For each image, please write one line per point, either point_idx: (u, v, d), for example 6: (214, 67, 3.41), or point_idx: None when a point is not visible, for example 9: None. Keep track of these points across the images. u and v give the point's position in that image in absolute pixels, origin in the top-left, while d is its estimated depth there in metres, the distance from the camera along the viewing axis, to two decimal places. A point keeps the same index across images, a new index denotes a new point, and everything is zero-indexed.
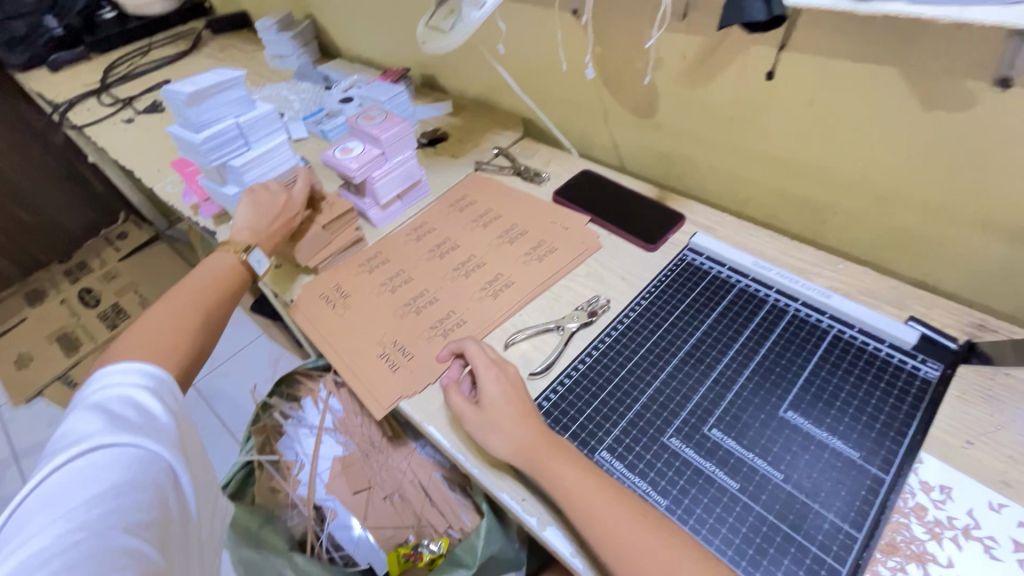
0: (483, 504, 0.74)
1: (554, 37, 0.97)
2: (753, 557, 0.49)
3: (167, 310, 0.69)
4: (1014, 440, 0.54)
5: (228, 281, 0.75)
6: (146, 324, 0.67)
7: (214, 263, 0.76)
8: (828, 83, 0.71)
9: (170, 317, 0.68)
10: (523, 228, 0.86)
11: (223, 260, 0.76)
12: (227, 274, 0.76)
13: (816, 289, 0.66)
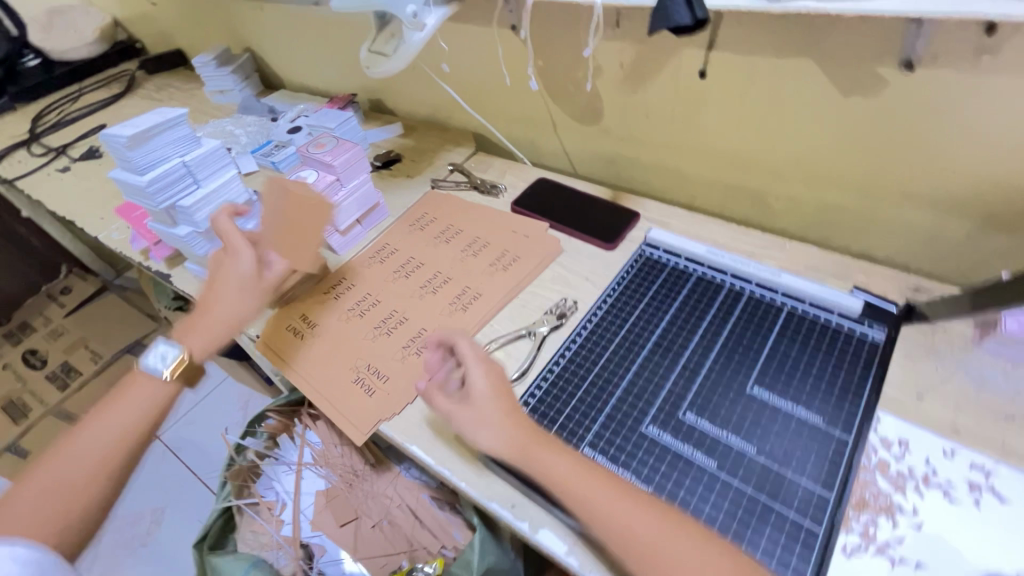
0: (475, 516, 0.74)
1: (496, 53, 1.00)
2: (737, 530, 0.51)
3: (93, 438, 0.61)
4: (955, 389, 0.60)
5: (156, 407, 0.65)
6: (62, 460, 0.59)
7: (138, 388, 0.66)
8: (756, 77, 0.76)
9: (88, 456, 0.59)
10: (486, 240, 0.87)
11: (142, 383, 0.66)
12: (158, 404, 0.65)
13: (767, 269, 0.70)
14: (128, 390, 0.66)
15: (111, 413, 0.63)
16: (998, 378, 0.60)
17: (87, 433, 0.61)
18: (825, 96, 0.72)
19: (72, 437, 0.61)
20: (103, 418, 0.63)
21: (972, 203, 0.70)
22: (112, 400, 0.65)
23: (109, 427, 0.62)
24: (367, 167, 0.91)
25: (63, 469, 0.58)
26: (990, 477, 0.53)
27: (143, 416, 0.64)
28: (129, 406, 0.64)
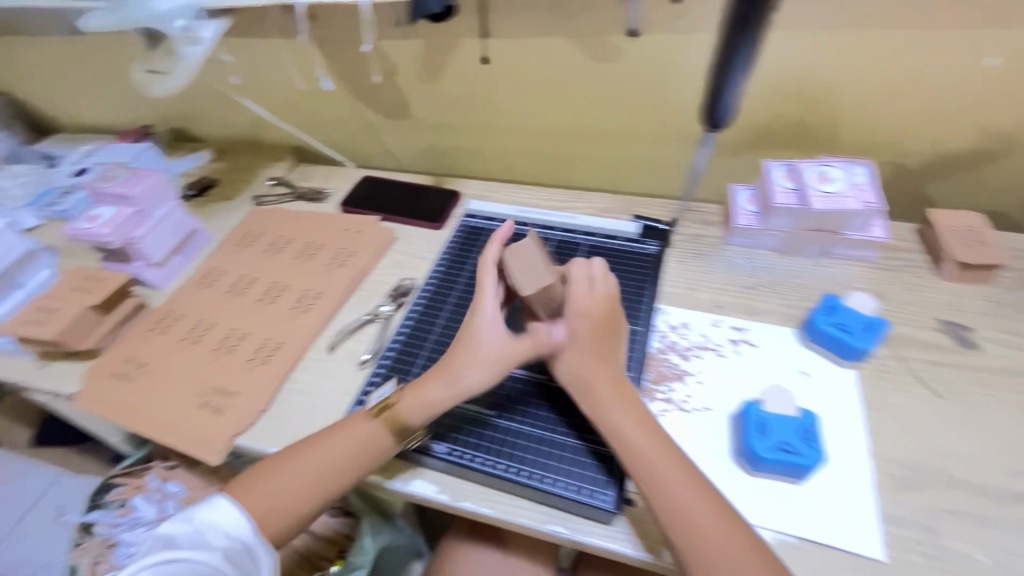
0: (357, 499, 0.75)
1: (294, 62, 1.01)
2: (568, 422, 0.59)
3: (307, 467, 0.56)
4: (715, 277, 0.76)
5: (368, 452, 0.56)
6: (298, 475, 0.55)
7: (353, 429, 0.57)
8: (529, 56, 0.88)
9: (299, 481, 0.55)
10: (320, 243, 0.88)
11: (354, 431, 0.57)
12: (360, 447, 0.56)
13: (565, 215, 0.83)
14: (345, 424, 0.58)
15: (333, 444, 0.56)
16: (742, 262, 0.78)
17: (318, 457, 0.56)
18: (584, 65, 0.86)
19: (298, 453, 0.57)
20: (319, 453, 0.56)
21: (705, 134, 0.90)
22: (324, 436, 0.57)
23: (335, 453, 0.56)
24: (173, 192, 0.86)
25: (267, 485, 0.55)
26: (744, 333, 0.69)
27: (352, 458, 0.56)
28: (350, 441, 0.56)
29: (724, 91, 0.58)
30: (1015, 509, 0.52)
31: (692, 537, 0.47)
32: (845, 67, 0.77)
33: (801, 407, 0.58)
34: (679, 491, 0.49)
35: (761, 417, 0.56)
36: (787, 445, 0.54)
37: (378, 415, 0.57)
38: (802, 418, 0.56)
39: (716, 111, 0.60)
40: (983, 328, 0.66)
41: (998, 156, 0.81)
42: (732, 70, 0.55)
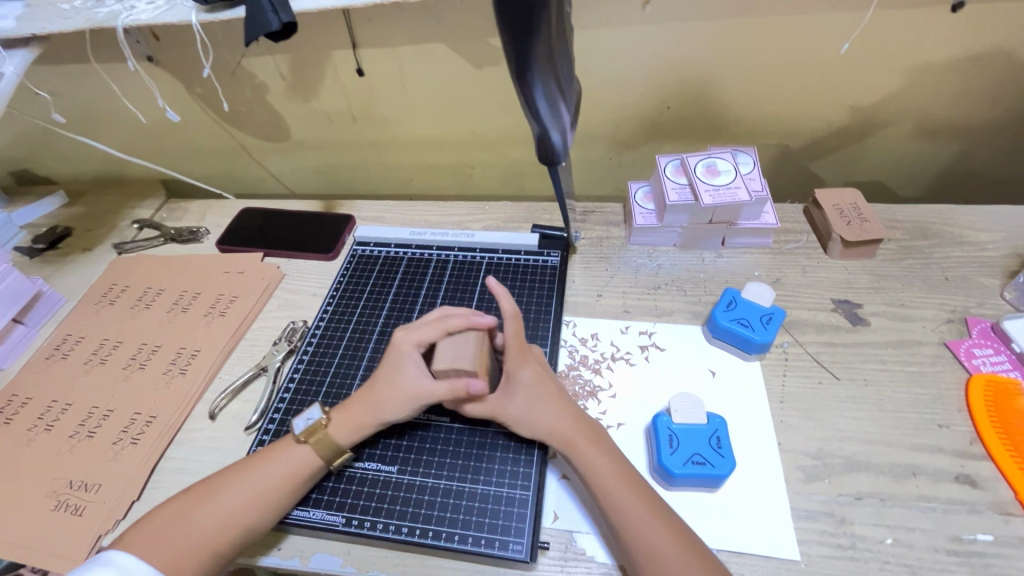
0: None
1: (146, 87, 0.89)
2: (475, 467, 0.55)
3: (231, 498, 0.50)
4: (620, 280, 0.75)
5: (298, 477, 0.52)
6: (218, 509, 0.49)
7: (283, 455, 0.53)
8: (406, 66, 0.82)
9: (224, 513, 0.49)
10: (195, 291, 0.79)
11: (285, 458, 0.53)
12: (290, 473, 0.52)
13: (462, 233, 0.79)
14: (273, 450, 0.53)
15: (261, 470, 0.52)
16: (645, 261, 0.76)
17: (243, 485, 0.50)
18: (465, 72, 0.81)
19: (216, 483, 0.51)
20: (245, 479, 0.51)
21: (599, 130, 0.89)
22: (248, 466, 0.52)
23: (265, 479, 0.51)
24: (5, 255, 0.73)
25: (187, 521, 0.48)
26: (652, 336, 0.68)
27: (277, 487, 0.51)
28: (280, 466, 0.52)
29: (549, 133, 0.53)
30: (912, 485, 0.53)
31: (630, 535, 0.46)
32: (724, 56, 0.77)
33: (710, 412, 0.58)
34: (613, 487, 0.49)
35: (672, 431, 0.55)
36: (698, 457, 0.53)
37: (307, 439, 0.54)
38: (711, 424, 0.56)
39: (553, 156, 0.55)
40: (870, 303, 0.69)
41: (870, 131, 0.85)
42: (541, 108, 0.50)
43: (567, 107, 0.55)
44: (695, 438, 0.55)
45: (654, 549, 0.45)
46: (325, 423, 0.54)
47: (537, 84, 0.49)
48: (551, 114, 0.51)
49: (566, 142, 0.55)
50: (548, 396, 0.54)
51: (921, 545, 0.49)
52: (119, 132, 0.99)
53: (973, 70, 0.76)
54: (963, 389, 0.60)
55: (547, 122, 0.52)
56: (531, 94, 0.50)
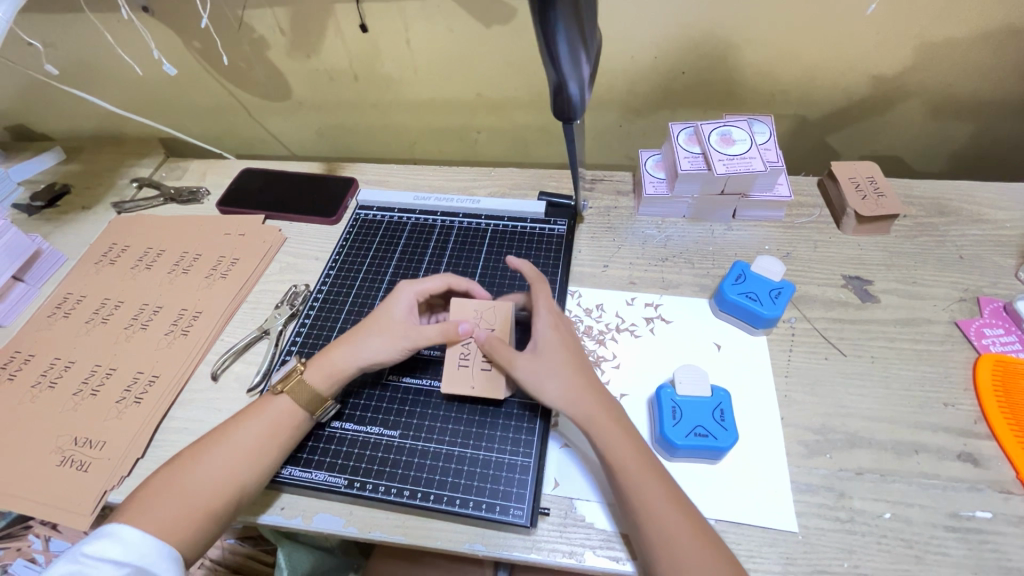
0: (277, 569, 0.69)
1: (141, 39, 0.86)
2: (478, 433, 0.55)
3: (218, 455, 0.50)
4: (627, 250, 0.73)
5: (282, 430, 0.52)
6: (208, 465, 0.49)
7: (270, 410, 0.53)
8: (411, 22, 0.78)
9: (217, 477, 0.49)
10: (196, 252, 0.78)
11: (265, 414, 0.53)
12: (276, 424, 0.52)
13: (468, 199, 0.77)
14: (254, 406, 0.53)
15: (244, 426, 0.52)
16: (653, 232, 0.75)
17: (228, 442, 0.51)
18: (473, 29, 0.78)
19: (202, 443, 0.51)
20: (229, 437, 0.51)
21: (611, 96, 0.86)
22: (231, 424, 0.52)
23: (248, 436, 0.51)
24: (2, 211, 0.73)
25: (180, 482, 0.49)
26: (658, 308, 0.67)
27: (267, 440, 0.52)
28: (263, 421, 0.52)
29: (566, 84, 0.51)
30: (913, 462, 0.53)
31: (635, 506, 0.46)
32: (744, 19, 0.73)
33: (717, 384, 0.57)
34: (624, 459, 0.48)
35: (675, 404, 0.55)
36: (701, 429, 0.53)
37: (283, 389, 0.54)
38: (715, 398, 0.56)
39: (569, 109, 0.54)
40: (881, 280, 0.67)
41: (892, 102, 0.82)
42: (562, 60, 0.48)
43: (589, 59, 0.52)
44: (697, 411, 0.54)
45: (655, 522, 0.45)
46: (300, 372, 0.54)
47: (560, 33, 0.46)
48: (572, 65, 0.49)
49: (582, 96, 0.53)
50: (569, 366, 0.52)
51: (919, 521, 0.49)
52: (115, 86, 0.96)
53: (1006, 40, 0.72)
54: (971, 368, 0.59)
55: (566, 73, 0.50)
56: (552, 42, 0.47)
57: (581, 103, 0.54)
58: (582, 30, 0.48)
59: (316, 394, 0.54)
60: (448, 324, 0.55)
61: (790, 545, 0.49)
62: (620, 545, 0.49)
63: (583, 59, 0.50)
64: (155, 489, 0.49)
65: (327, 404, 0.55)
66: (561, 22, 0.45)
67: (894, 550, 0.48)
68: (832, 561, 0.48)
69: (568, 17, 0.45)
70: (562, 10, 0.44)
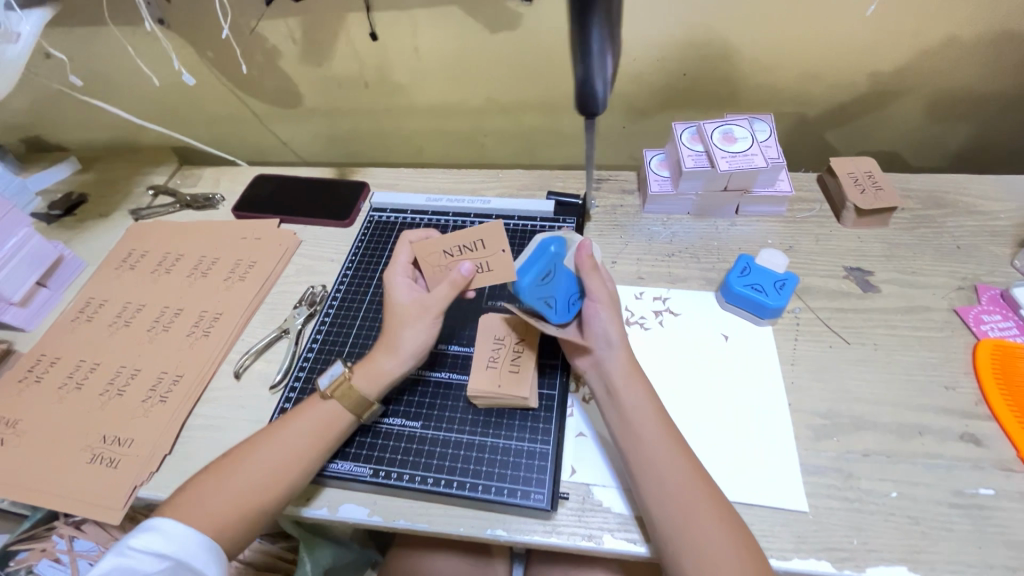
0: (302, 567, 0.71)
1: (157, 51, 0.88)
2: (496, 422, 0.57)
3: (266, 454, 0.52)
4: (634, 246, 0.76)
5: (327, 432, 0.54)
6: (256, 463, 0.51)
7: (311, 412, 0.54)
8: (420, 31, 0.81)
9: (258, 466, 0.51)
10: (214, 256, 0.80)
11: (311, 416, 0.54)
12: (324, 425, 0.54)
13: (479, 200, 0.79)
14: (300, 409, 0.55)
15: (291, 427, 0.53)
16: (659, 229, 0.77)
17: (277, 442, 0.52)
18: (480, 36, 0.80)
19: (251, 443, 0.53)
20: (276, 436, 0.53)
21: (614, 98, 0.88)
22: (279, 425, 0.54)
23: (294, 436, 0.53)
24: (26, 219, 0.75)
25: (224, 478, 0.51)
26: (666, 301, 0.69)
27: (314, 438, 0.53)
28: (309, 424, 0.54)
29: (592, 82, 0.52)
30: (917, 443, 0.55)
31: (665, 493, 0.47)
32: (744, 21, 0.76)
33: (555, 239, 0.56)
34: (669, 475, 0.48)
35: (551, 265, 0.54)
36: (575, 295, 0.56)
37: (332, 394, 0.55)
38: (562, 248, 0.55)
39: (591, 106, 0.55)
40: (881, 271, 0.69)
41: (888, 100, 0.84)
42: (593, 55, 0.49)
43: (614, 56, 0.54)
44: (566, 280, 0.55)
45: (694, 505, 0.46)
46: (348, 377, 0.56)
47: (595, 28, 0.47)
48: (601, 62, 0.51)
49: (605, 92, 0.54)
50: (608, 313, 0.54)
51: (925, 498, 0.51)
52: (129, 98, 0.98)
53: (996, 37, 0.75)
54: (971, 353, 0.61)
55: (596, 69, 0.51)
56: (586, 37, 0.48)
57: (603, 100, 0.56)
58: (613, 27, 0.50)
59: (361, 398, 0.55)
60: (453, 277, 0.56)
61: (801, 525, 0.51)
62: (638, 526, 0.51)
63: (610, 57, 0.51)
64: (203, 483, 0.51)
65: (373, 407, 0.56)
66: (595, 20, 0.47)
67: (902, 527, 0.50)
68: (843, 538, 0.50)
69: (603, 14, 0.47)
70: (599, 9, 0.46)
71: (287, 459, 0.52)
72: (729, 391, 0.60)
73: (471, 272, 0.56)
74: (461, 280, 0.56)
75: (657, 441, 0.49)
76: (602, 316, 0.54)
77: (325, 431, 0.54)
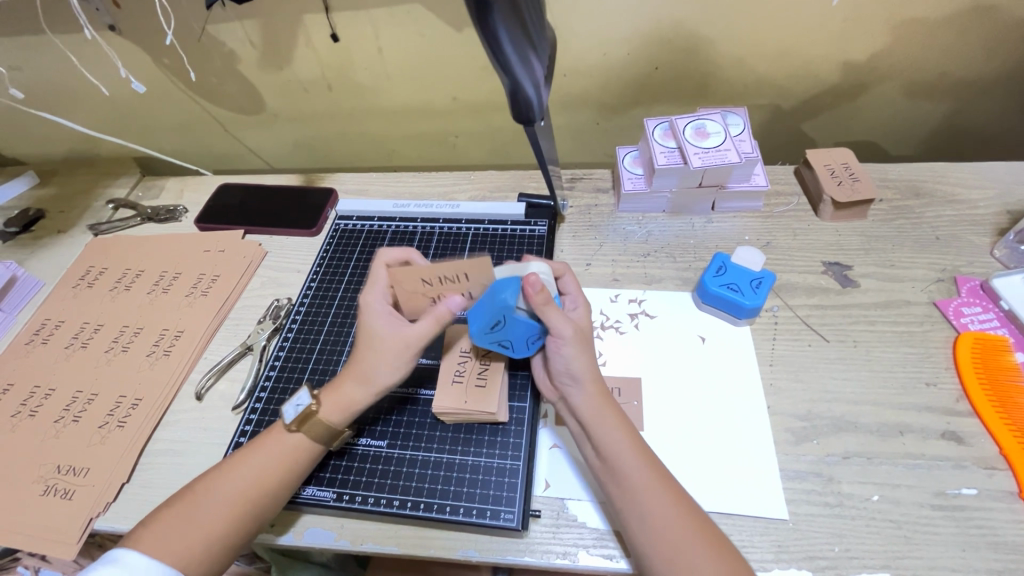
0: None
1: (110, 58, 0.85)
2: (465, 439, 0.55)
3: (231, 487, 0.49)
4: (608, 247, 0.74)
5: (294, 462, 0.51)
6: (221, 495, 0.48)
7: (275, 444, 0.51)
8: (382, 31, 0.78)
9: (217, 498, 0.48)
10: (176, 271, 0.77)
11: (278, 446, 0.51)
12: (286, 457, 0.51)
13: (448, 205, 0.77)
14: (264, 439, 0.52)
15: (254, 458, 0.50)
16: (634, 228, 0.75)
17: (234, 478, 0.49)
18: (444, 34, 0.77)
19: (213, 475, 0.50)
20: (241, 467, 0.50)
21: (586, 95, 0.86)
22: (243, 457, 0.50)
23: (256, 471, 0.50)
24: None
25: (180, 507, 0.48)
26: (642, 304, 0.67)
27: (277, 471, 0.50)
28: (271, 458, 0.50)
29: (522, 89, 0.50)
30: (898, 443, 0.53)
31: (649, 533, 0.45)
32: (714, 12, 0.74)
33: (506, 287, 0.48)
34: (653, 509, 0.46)
35: (501, 316, 0.49)
36: (533, 335, 0.52)
37: (299, 427, 0.51)
38: (514, 299, 0.48)
39: (528, 113, 0.53)
40: (860, 264, 0.68)
41: (865, 88, 0.83)
42: (512, 63, 0.47)
43: (540, 61, 0.52)
44: (521, 329, 0.50)
45: (681, 542, 0.44)
46: (316, 409, 0.52)
47: (505, 36, 0.46)
48: (525, 67, 0.49)
49: (540, 97, 0.53)
50: (572, 349, 0.50)
51: (906, 501, 0.50)
52: (85, 108, 0.95)
53: (970, 21, 0.73)
54: (951, 347, 0.60)
55: (518, 72, 0.49)
56: (498, 48, 0.46)
57: (540, 104, 0.53)
58: (527, 33, 0.48)
59: (332, 429, 0.52)
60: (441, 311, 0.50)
61: (782, 533, 0.49)
62: (613, 542, 0.49)
63: (533, 61, 0.49)
64: (163, 517, 0.48)
65: (343, 435, 0.53)
66: (499, 23, 0.45)
67: (884, 532, 0.49)
68: (824, 546, 0.48)
69: (505, 15, 0.45)
70: (498, 10, 0.44)
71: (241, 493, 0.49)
72: (707, 396, 0.58)
73: (459, 306, 0.51)
74: (448, 315, 0.50)
75: (637, 474, 0.47)
76: (565, 354, 0.51)
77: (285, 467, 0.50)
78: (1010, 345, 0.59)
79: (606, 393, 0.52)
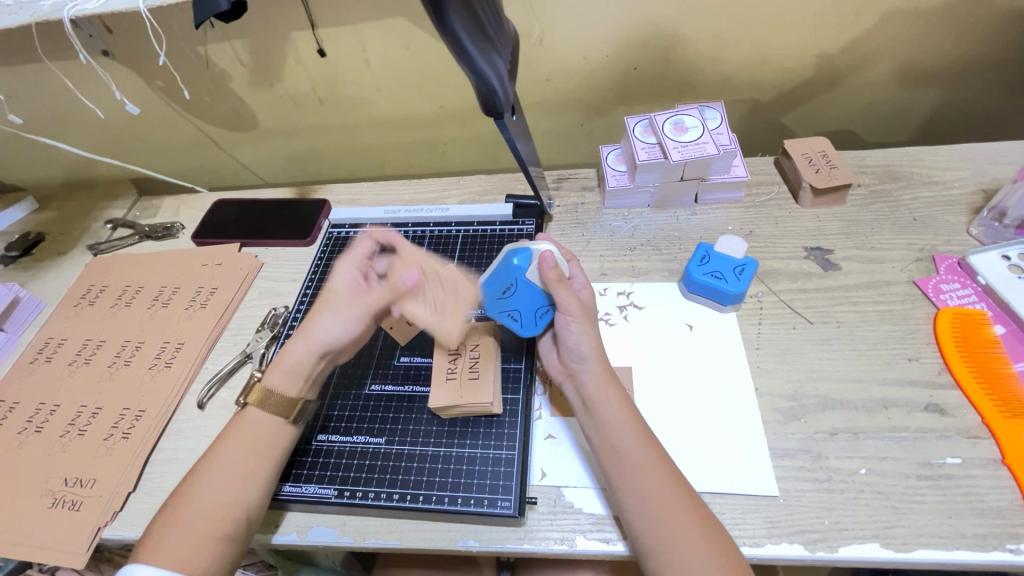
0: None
1: (106, 83, 0.87)
2: (460, 432, 0.57)
3: (223, 480, 0.50)
4: (596, 243, 0.75)
5: (277, 446, 0.53)
6: (214, 494, 0.49)
7: (254, 430, 0.53)
8: (368, 44, 0.80)
9: (222, 497, 0.49)
10: (175, 285, 0.79)
11: (254, 436, 0.53)
12: (266, 441, 0.53)
13: (437, 209, 0.79)
14: (243, 428, 0.53)
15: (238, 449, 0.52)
16: (621, 224, 0.77)
17: (226, 470, 0.50)
18: (427, 44, 0.79)
19: (204, 473, 0.50)
20: (227, 461, 0.51)
21: (569, 97, 0.89)
22: (222, 450, 0.52)
23: (245, 458, 0.51)
24: None
25: (186, 510, 0.48)
26: (630, 296, 0.69)
27: (262, 457, 0.52)
28: (254, 443, 0.52)
29: (488, 82, 0.52)
30: (884, 418, 0.55)
31: (644, 513, 0.46)
32: (688, 12, 0.76)
33: (519, 251, 0.54)
34: (654, 487, 0.47)
35: (513, 281, 0.54)
36: (543, 307, 0.55)
37: (270, 409, 0.53)
38: (525, 263, 0.53)
39: (495, 105, 0.55)
40: (841, 248, 0.70)
41: (840, 78, 0.85)
42: (473, 57, 0.49)
43: (502, 54, 0.54)
44: (531, 297, 0.54)
45: (676, 519, 0.45)
46: (281, 388, 0.54)
47: (462, 30, 0.47)
48: (486, 62, 0.51)
49: (505, 89, 0.55)
50: (578, 324, 0.53)
51: (893, 472, 0.51)
52: (81, 132, 0.97)
53: (935, 9, 0.75)
54: (932, 323, 0.61)
55: (482, 66, 0.50)
56: (459, 44, 0.48)
57: (506, 96, 0.55)
58: (484, 28, 0.50)
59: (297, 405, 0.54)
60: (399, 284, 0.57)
61: (773, 509, 0.50)
62: (609, 526, 0.50)
63: (494, 54, 0.51)
64: (165, 523, 0.48)
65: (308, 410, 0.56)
66: (456, 20, 0.46)
67: (872, 504, 0.50)
68: (815, 520, 0.49)
69: (460, 11, 0.46)
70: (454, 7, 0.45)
71: (235, 481, 0.50)
72: (695, 380, 0.60)
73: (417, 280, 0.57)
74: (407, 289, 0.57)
75: (639, 456, 0.48)
76: (573, 328, 0.53)
77: (265, 445, 0.52)
78: (989, 319, 0.60)
79: (613, 373, 0.54)
